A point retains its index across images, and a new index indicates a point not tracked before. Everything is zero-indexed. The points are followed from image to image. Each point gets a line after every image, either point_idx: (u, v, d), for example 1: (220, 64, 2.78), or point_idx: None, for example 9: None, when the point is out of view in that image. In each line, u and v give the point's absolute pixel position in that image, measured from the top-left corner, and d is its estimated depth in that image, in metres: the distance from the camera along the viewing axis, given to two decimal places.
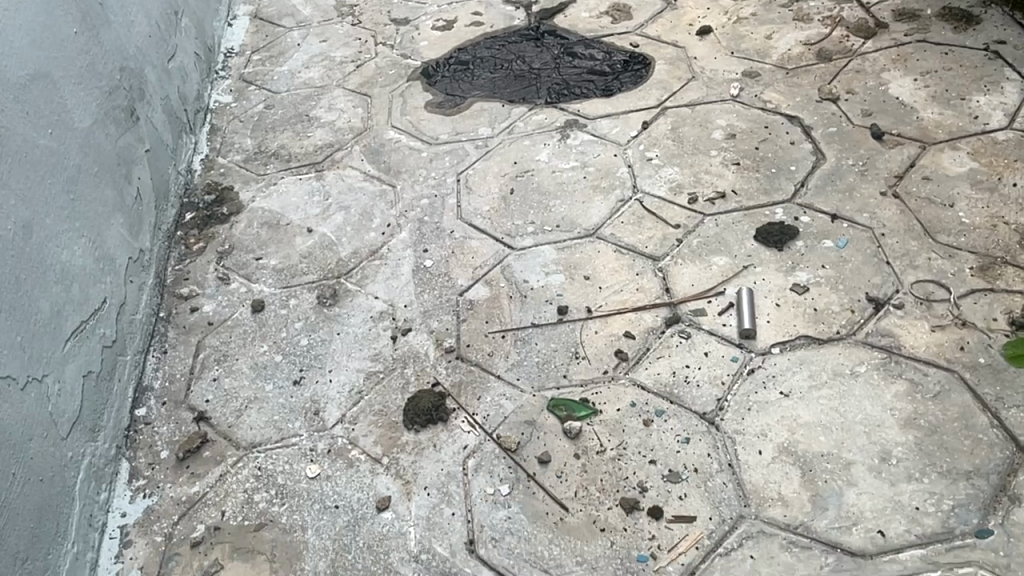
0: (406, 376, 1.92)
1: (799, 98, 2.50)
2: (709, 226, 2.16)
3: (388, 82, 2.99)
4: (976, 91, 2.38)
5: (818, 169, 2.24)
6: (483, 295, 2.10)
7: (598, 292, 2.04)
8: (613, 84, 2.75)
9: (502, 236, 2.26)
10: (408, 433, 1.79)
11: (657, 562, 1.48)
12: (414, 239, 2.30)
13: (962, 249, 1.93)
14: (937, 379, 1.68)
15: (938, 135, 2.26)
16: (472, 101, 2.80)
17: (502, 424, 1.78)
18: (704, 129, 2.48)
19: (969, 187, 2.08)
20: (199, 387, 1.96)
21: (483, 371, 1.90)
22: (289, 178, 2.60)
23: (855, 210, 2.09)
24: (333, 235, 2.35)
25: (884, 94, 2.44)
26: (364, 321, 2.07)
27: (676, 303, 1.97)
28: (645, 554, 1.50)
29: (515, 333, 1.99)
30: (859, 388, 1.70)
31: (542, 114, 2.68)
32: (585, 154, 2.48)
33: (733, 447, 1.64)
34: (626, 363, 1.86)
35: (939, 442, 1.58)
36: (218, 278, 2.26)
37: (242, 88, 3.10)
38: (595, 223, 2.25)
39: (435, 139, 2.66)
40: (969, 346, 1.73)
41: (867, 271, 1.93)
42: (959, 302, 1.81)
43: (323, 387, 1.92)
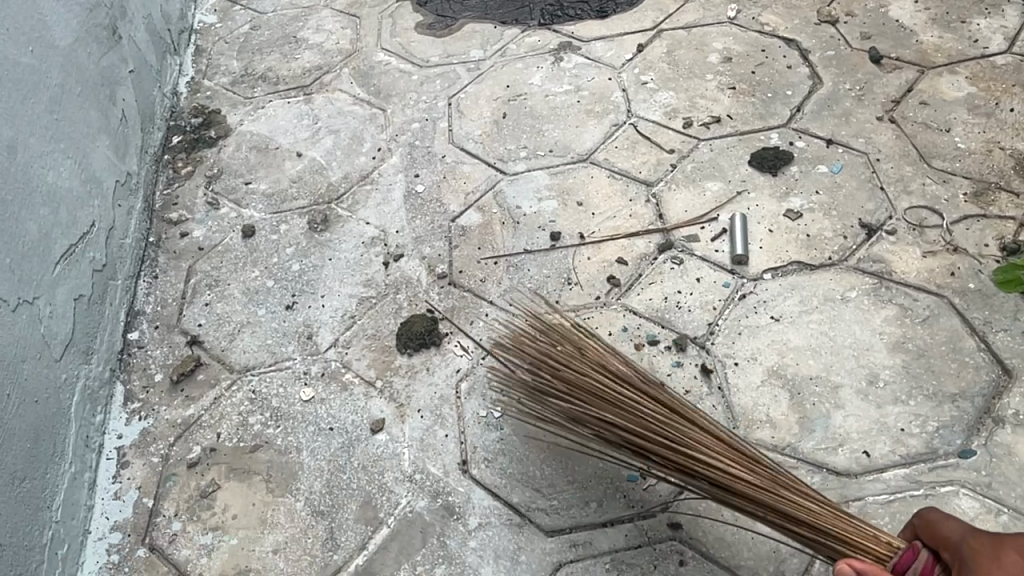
0: (398, 301, 1.92)
1: (797, 21, 2.45)
2: (703, 152, 2.13)
3: (377, 2, 2.90)
4: (977, 14, 2.33)
5: (815, 94, 2.21)
6: (475, 221, 2.09)
7: (590, 218, 2.04)
8: (608, 5, 2.68)
9: (494, 161, 2.24)
10: (401, 357, 1.80)
11: (646, 482, 1.52)
12: (405, 164, 2.27)
13: (956, 175, 1.92)
14: (927, 304, 1.70)
15: (937, 59, 2.22)
16: (463, 23, 2.73)
17: (494, 348, 1.79)
18: (700, 52, 2.43)
19: (966, 112, 2.06)
20: (191, 311, 1.96)
21: (475, 296, 1.91)
22: (277, 102, 2.55)
23: (851, 136, 2.07)
24: (323, 160, 2.32)
25: (884, 17, 2.39)
26: (356, 247, 2.06)
27: (669, 229, 1.97)
28: (635, 475, 1.53)
29: (508, 259, 1.98)
30: (849, 313, 1.71)
31: (535, 36, 2.62)
32: (578, 77, 2.44)
33: (723, 370, 1.66)
34: (618, 288, 1.86)
35: (926, 366, 1.60)
36: (207, 203, 2.23)
37: (227, 8, 3.01)
38: (588, 148, 2.22)
39: (426, 61, 2.60)
40: (959, 271, 1.74)
41: (861, 197, 1.92)
42: (951, 229, 1.81)
43: (316, 312, 1.92)
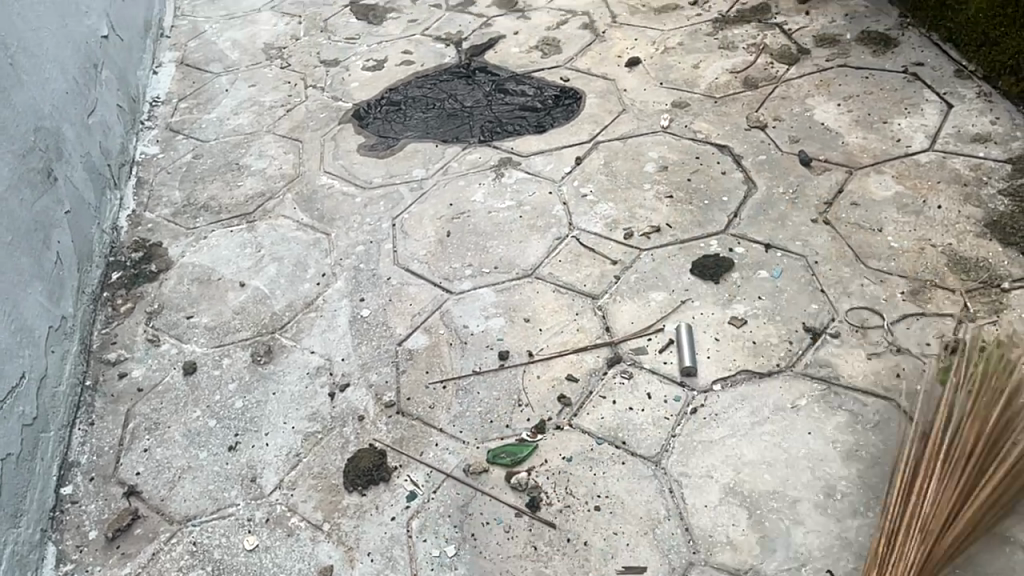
0: (346, 435, 1.86)
1: (728, 127, 2.52)
2: (646, 262, 2.15)
3: (320, 126, 2.94)
4: (897, 114, 2.39)
5: (750, 199, 2.25)
6: (422, 344, 2.06)
7: (538, 335, 2.02)
8: (545, 120, 2.74)
9: (440, 280, 2.23)
10: (350, 496, 1.74)
11: None
12: (350, 288, 2.25)
13: (892, 274, 1.95)
14: (876, 409, 1.69)
15: (863, 160, 2.27)
16: (404, 143, 2.77)
17: (446, 479, 1.74)
18: (637, 162, 2.48)
19: (896, 210, 2.10)
20: (130, 458, 1.88)
21: (425, 424, 1.86)
22: (220, 231, 2.53)
23: (788, 239, 2.10)
24: (267, 289, 2.29)
25: (810, 120, 2.46)
26: (300, 378, 2.02)
27: (617, 342, 1.96)
28: None
29: (457, 382, 1.95)
30: (800, 422, 1.69)
31: (475, 153, 2.66)
32: (521, 193, 2.47)
33: (680, 490, 1.63)
34: (569, 407, 1.84)
35: (882, 475, 1.58)
36: (147, 340, 2.18)
37: (169, 138, 3.03)
38: (533, 263, 2.23)
39: (369, 183, 2.61)
40: (904, 373, 1.74)
41: (802, 300, 1.94)
42: (892, 329, 1.83)
43: (260, 452, 1.86)
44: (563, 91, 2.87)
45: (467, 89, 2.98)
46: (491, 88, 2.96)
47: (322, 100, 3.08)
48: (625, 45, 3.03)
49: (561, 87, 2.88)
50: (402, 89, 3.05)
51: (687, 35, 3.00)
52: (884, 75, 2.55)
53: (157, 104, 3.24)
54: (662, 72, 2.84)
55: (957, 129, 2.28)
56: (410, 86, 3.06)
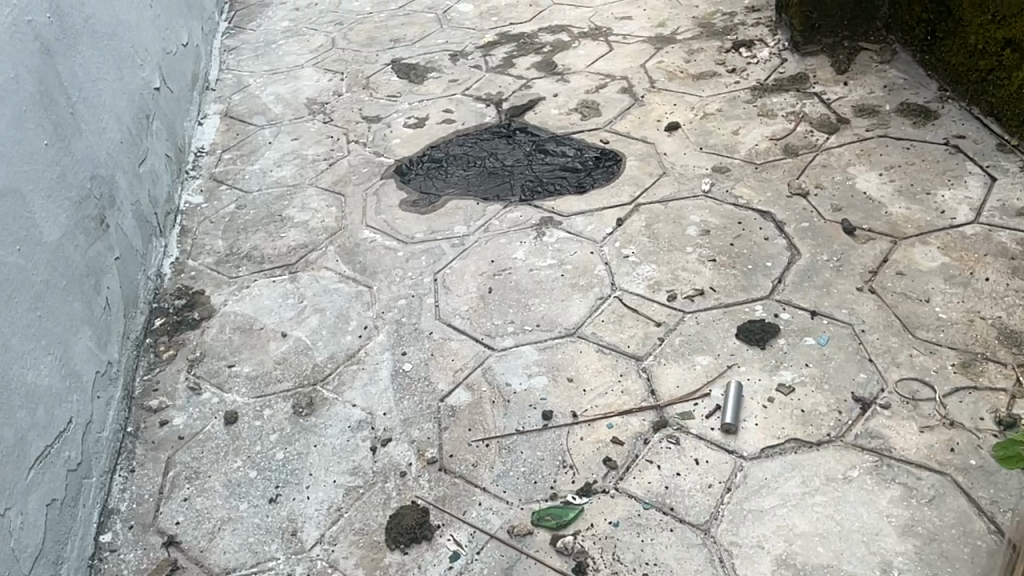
0: (387, 491, 1.85)
1: (769, 193, 2.54)
2: (690, 325, 2.15)
3: (362, 180, 2.99)
4: (940, 185, 2.40)
5: (793, 265, 2.26)
6: (465, 400, 2.05)
7: (582, 395, 2.01)
8: (585, 181, 2.78)
9: (482, 337, 2.23)
10: (392, 554, 1.71)
11: None
12: (392, 342, 2.25)
13: (942, 345, 1.93)
14: (931, 483, 1.65)
15: (907, 230, 2.28)
16: (446, 199, 2.80)
17: (489, 540, 1.71)
18: (678, 225, 2.50)
19: (943, 281, 2.09)
20: (169, 507, 1.87)
21: (468, 483, 1.84)
22: (262, 281, 2.56)
23: (834, 306, 2.10)
24: (309, 340, 2.30)
25: (852, 189, 2.48)
26: (342, 431, 2.01)
27: (663, 406, 1.95)
28: None
29: (500, 441, 1.93)
30: (853, 494, 1.66)
31: (517, 211, 2.69)
32: (562, 252, 2.49)
33: (730, 560, 1.59)
34: (615, 470, 1.82)
35: (939, 551, 1.53)
36: (189, 388, 2.19)
37: (214, 188, 3.08)
38: (575, 323, 2.23)
39: (411, 238, 2.64)
40: (958, 447, 1.71)
41: (851, 369, 1.92)
42: (944, 401, 1.80)
43: (301, 505, 1.84)
44: (603, 153, 2.91)
45: (508, 148, 3.02)
46: (531, 148, 3.01)
47: (364, 155, 3.14)
48: (664, 110, 3.08)
49: (601, 150, 2.92)
50: (444, 146, 3.10)
51: (725, 102, 3.05)
52: (925, 147, 2.57)
53: (202, 155, 3.31)
54: (702, 137, 2.88)
55: (1002, 202, 2.29)
56: (451, 144, 3.11)
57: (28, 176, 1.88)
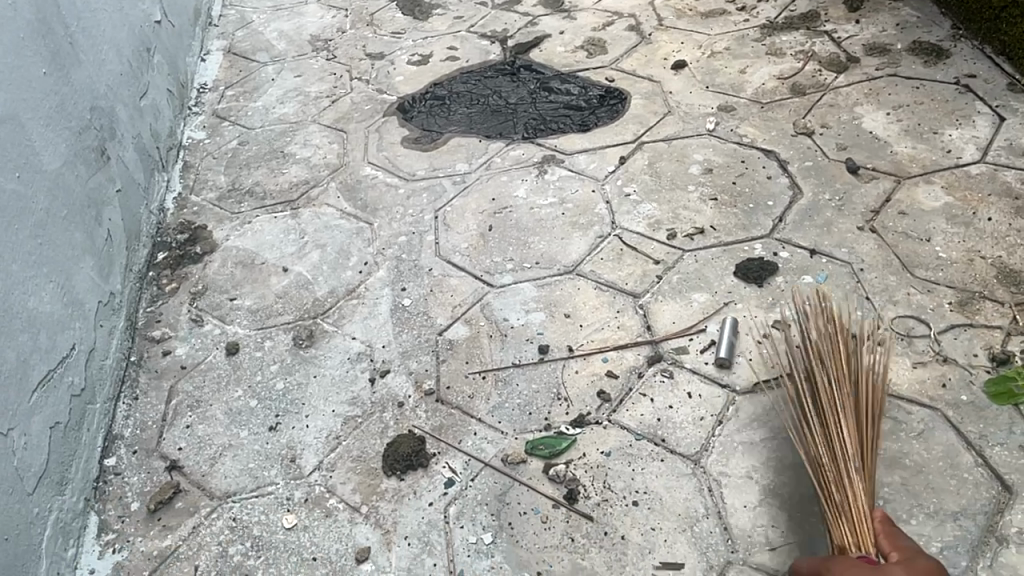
0: (385, 421, 1.88)
1: (774, 133, 2.52)
2: (689, 263, 2.15)
3: (365, 117, 2.97)
4: (948, 125, 2.37)
5: (795, 204, 2.24)
6: (463, 334, 2.07)
7: (579, 331, 2.03)
8: (589, 120, 2.75)
9: (481, 273, 2.24)
10: (388, 480, 1.75)
11: None
12: (392, 277, 2.27)
13: (940, 283, 1.93)
14: (921, 417, 1.67)
15: (912, 170, 2.25)
16: (448, 137, 2.78)
17: (483, 468, 1.75)
18: (681, 164, 2.48)
19: (945, 221, 2.08)
20: (172, 434, 1.91)
21: (464, 413, 1.87)
22: (264, 216, 2.56)
23: (833, 245, 2.09)
24: (310, 274, 2.32)
25: (858, 128, 2.45)
26: (341, 363, 2.03)
27: (658, 341, 1.96)
28: None
29: (496, 374, 1.95)
30: None
31: (519, 149, 2.67)
32: (564, 190, 2.48)
33: (719, 489, 1.62)
34: (608, 403, 1.84)
35: (925, 482, 1.56)
36: (191, 320, 2.21)
37: (216, 124, 3.07)
38: (574, 260, 2.23)
39: (412, 175, 2.63)
40: (950, 382, 1.72)
41: (847, 306, 1.93)
42: (939, 338, 1.81)
43: (300, 433, 1.88)
44: (608, 91, 2.87)
45: (512, 86, 2.99)
46: (535, 86, 2.97)
47: (367, 92, 3.11)
48: (671, 48, 3.03)
49: (606, 88, 2.88)
50: (447, 84, 3.07)
51: (734, 40, 2.99)
52: (935, 86, 2.52)
53: (205, 91, 3.29)
54: (709, 76, 2.84)
55: (1009, 142, 2.26)
56: (455, 82, 3.07)
57: (26, 105, 1.87)
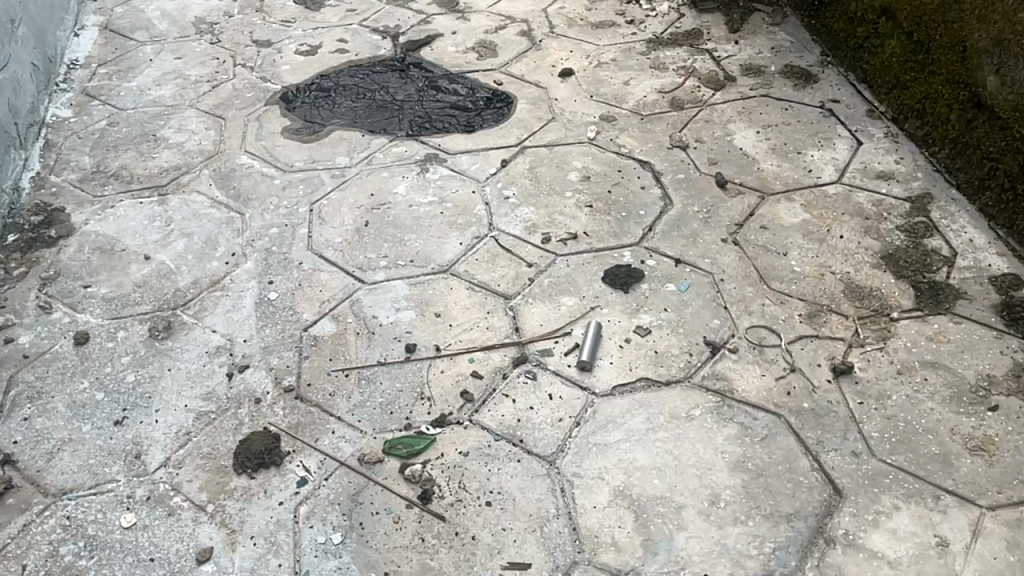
0: (239, 417, 1.82)
1: (651, 144, 2.58)
2: (560, 267, 2.18)
3: (245, 105, 2.88)
4: (811, 146, 2.48)
5: (666, 214, 2.31)
6: (329, 330, 2.03)
7: (447, 330, 2.01)
8: (474, 121, 2.75)
9: (353, 269, 2.20)
10: (238, 478, 1.70)
11: None
12: (259, 270, 2.20)
13: (792, 296, 2.02)
14: (765, 423, 1.74)
15: (776, 187, 2.35)
16: (330, 130, 2.73)
17: (339, 467, 1.71)
18: (561, 170, 2.51)
19: (801, 237, 2.18)
20: (7, 427, 1.80)
21: (323, 411, 1.83)
22: (128, 201, 2.45)
23: (698, 256, 2.16)
24: (172, 264, 2.22)
25: (729, 144, 2.54)
26: (198, 356, 1.96)
27: (525, 343, 1.97)
28: None
29: (360, 372, 1.92)
30: (693, 432, 1.73)
31: (402, 146, 2.65)
32: (443, 189, 2.46)
33: (571, 490, 1.64)
34: (471, 403, 1.84)
35: (765, 485, 1.62)
36: (39, 307, 2.09)
37: (85, 102, 2.92)
38: (448, 259, 2.22)
39: (290, 166, 2.57)
40: (795, 390, 1.80)
41: (706, 315, 1.99)
42: (788, 348, 1.89)
43: (148, 428, 1.80)
44: (495, 94, 2.88)
45: (399, 83, 2.96)
46: (423, 84, 2.95)
47: (250, 79, 3.02)
48: (559, 56, 3.06)
49: (493, 90, 2.89)
50: (334, 76, 3.01)
51: (620, 52, 3.05)
52: (802, 108, 2.64)
53: (76, 67, 3.12)
54: (594, 85, 2.89)
55: (864, 165, 2.39)
56: (342, 74, 3.02)
57: None
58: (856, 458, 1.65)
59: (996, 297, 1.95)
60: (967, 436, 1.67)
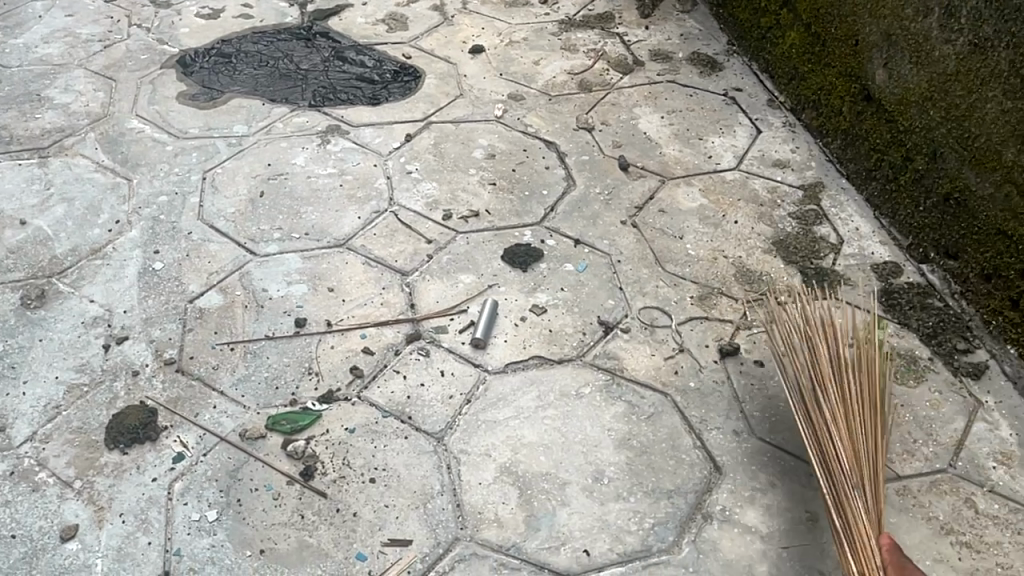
0: (115, 390, 1.74)
1: (557, 125, 2.58)
2: (460, 244, 2.15)
3: (139, 67, 2.75)
4: (712, 133, 2.52)
5: (567, 195, 2.31)
6: (216, 303, 1.96)
7: (341, 305, 1.97)
8: (380, 94, 2.69)
9: (245, 240, 2.13)
10: (110, 454, 1.62)
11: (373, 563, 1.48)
12: (145, 239, 2.11)
13: (686, 278, 2.05)
14: (652, 402, 1.76)
15: (676, 171, 2.38)
16: (229, 97, 2.63)
17: (218, 442, 1.66)
18: (465, 147, 2.48)
19: (698, 221, 2.21)
20: None
21: (205, 385, 1.77)
22: (6, 163, 2.31)
23: (597, 236, 2.17)
24: (51, 229, 2.11)
25: (634, 128, 2.55)
26: (73, 326, 1.87)
27: (419, 319, 1.94)
28: (365, 553, 1.49)
29: (246, 346, 1.86)
30: (581, 409, 1.74)
31: (303, 117, 2.57)
32: (344, 162, 2.41)
33: (457, 467, 1.63)
34: (360, 379, 1.80)
35: (648, 462, 1.64)
36: None
37: None
38: (345, 233, 2.17)
39: (184, 133, 2.47)
40: (683, 370, 1.82)
41: (601, 295, 2.00)
42: (679, 329, 1.92)
43: (15, 401, 1.71)
44: (403, 67, 2.83)
45: (305, 52, 2.87)
46: (330, 54, 2.87)
47: (146, 41, 2.89)
48: (471, 32, 3.03)
49: (401, 64, 2.83)
50: (236, 42, 2.90)
51: (532, 32, 3.04)
52: (706, 96, 2.68)
53: None
54: (504, 64, 2.86)
55: (762, 153, 2.44)
56: (245, 40, 2.91)
57: None
58: (736, 437, 1.69)
59: (876, 284, 2.02)
60: None
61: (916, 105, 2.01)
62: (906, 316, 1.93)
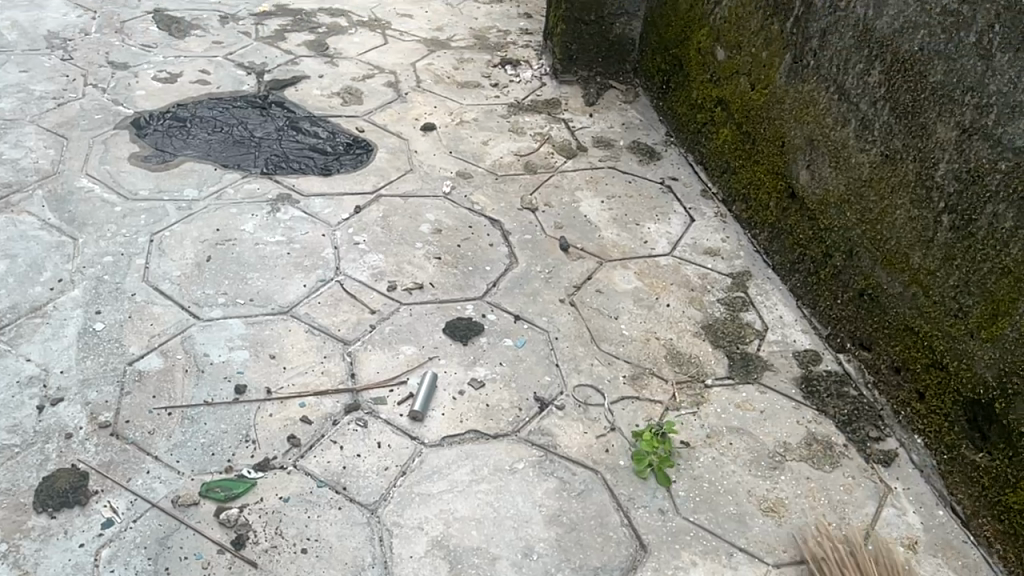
0: (46, 452, 1.73)
1: (502, 204, 2.68)
2: (403, 316, 2.21)
3: (92, 126, 2.78)
4: (649, 219, 2.65)
5: (509, 272, 2.39)
6: (155, 366, 1.96)
7: (281, 373, 1.99)
8: (332, 165, 2.77)
9: (188, 304, 2.15)
10: (36, 518, 1.61)
11: None
12: (87, 298, 2.11)
13: (619, 358, 2.13)
14: (583, 478, 1.82)
15: (614, 254, 2.49)
16: (181, 160, 2.67)
17: (150, 509, 1.65)
18: (413, 221, 2.56)
19: (632, 303, 2.31)
20: None
21: (139, 450, 1.77)
22: None
23: (536, 314, 2.25)
24: None
25: (575, 211, 2.67)
26: (7, 386, 1.86)
27: (358, 390, 1.98)
28: None
29: (183, 411, 1.87)
30: (514, 484, 1.79)
31: (255, 184, 2.62)
32: (292, 230, 2.46)
33: (389, 539, 1.66)
34: (297, 448, 1.82)
35: (576, 539, 1.69)
36: None
37: None
38: (290, 301, 2.21)
39: (134, 194, 2.49)
40: (613, 448, 1.89)
41: (538, 371, 2.07)
42: (610, 408, 1.99)
43: None
44: (356, 140, 2.91)
45: (259, 120, 2.94)
46: (284, 124, 2.95)
47: (100, 101, 2.92)
48: (423, 110, 3.14)
49: (354, 137, 2.92)
50: (191, 106, 2.95)
51: (482, 113, 3.17)
52: (644, 183, 2.83)
53: None
54: (454, 142, 2.98)
55: (695, 240, 2.57)
56: (200, 105, 2.97)
57: None
58: (662, 515, 1.75)
59: (797, 370, 2.14)
60: (761, 498, 1.80)
61: (835, 206, 2.17)
62: (824, 403, 2.04)
